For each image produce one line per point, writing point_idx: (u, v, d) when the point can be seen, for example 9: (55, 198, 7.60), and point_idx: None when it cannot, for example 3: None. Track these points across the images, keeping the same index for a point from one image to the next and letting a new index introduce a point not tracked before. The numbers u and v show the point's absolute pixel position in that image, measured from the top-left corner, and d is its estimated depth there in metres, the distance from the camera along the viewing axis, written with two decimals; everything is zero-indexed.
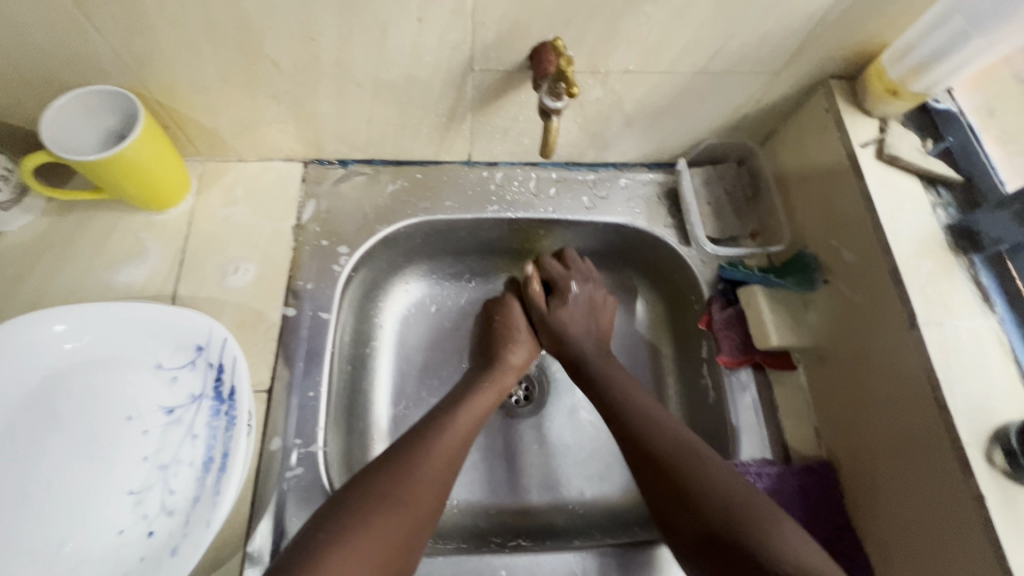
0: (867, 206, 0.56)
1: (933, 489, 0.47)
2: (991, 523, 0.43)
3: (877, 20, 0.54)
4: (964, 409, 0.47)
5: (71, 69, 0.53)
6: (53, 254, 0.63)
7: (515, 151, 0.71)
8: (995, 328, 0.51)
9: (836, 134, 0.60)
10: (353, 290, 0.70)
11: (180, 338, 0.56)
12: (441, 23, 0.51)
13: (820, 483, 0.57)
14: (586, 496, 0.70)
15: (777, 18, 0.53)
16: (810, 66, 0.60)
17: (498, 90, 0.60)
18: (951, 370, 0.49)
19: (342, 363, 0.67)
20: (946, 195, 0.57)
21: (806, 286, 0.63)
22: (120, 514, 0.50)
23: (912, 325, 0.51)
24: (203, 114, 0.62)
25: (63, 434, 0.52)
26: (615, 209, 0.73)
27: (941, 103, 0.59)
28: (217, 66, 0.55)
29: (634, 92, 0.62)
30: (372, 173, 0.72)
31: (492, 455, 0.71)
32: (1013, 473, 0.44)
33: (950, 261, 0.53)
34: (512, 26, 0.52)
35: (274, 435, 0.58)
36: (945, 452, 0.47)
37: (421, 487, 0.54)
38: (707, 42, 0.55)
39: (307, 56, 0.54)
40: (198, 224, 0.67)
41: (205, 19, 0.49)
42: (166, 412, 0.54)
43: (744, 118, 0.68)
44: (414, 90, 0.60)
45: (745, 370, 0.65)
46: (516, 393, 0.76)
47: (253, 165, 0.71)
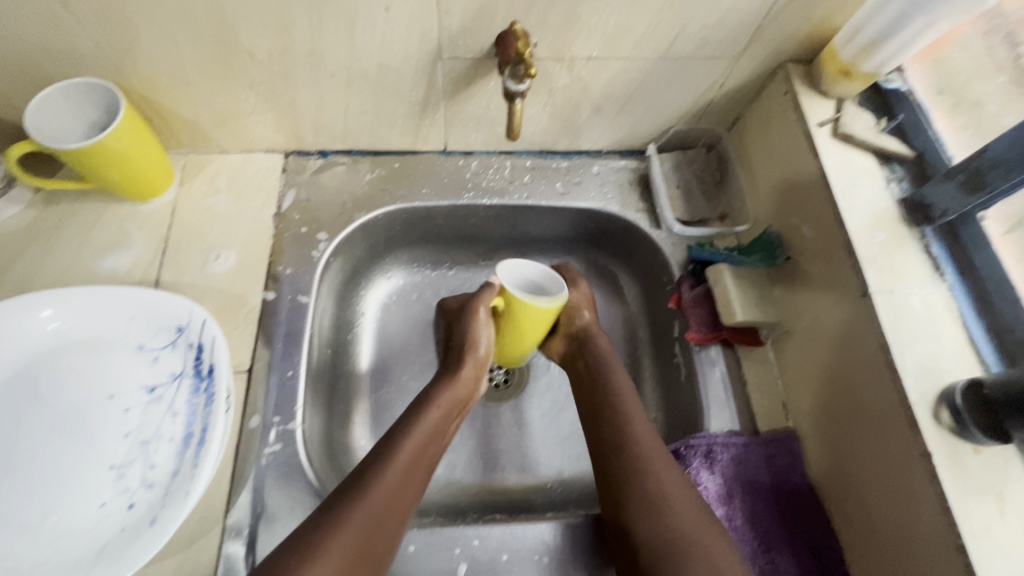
0: (823, 181, 0.58)
1: (891, 452, 0.49)
2: (937, 477, 0.45)
3: (828, 4, 0.56)
4: (914, 371, 0.49)
5: (54, 60, 0.55)
6: (39, 243, 0.65)
7: (489, 139, 0.74)
8: (946, 296, 0.53)
9: (795, 115, 0.63)
10: (332, 276, 0.72)
11: (162, 320, 0.58)
12: (408, 12, 0.53)
13: (786, 453, 0.60)
14: (564, 476, 0.71)
15: (730, 4, 0.55)
16: (768, 50, 0.62)
17: (468, 78, 0.62)
18: (902, 334, 0.50)
19: (323, 346, 0.69)
20: (899, 170, 0.60)
21: (769, 263, 0.65)
22: (101, 488, 0.52)
23: (865, 293, 0.52)
24: (185, 106, 0.64)
25: (46, 412, 0.54)
26: (588, 194, 0.75)
27: (893, 83, 0.63)
28: (195, 58, 0.57)
29: (600, 78, 0.64)
30: (350, 163, 0.74)
31: (472, 435, 0.73)
32: (959, 430, 0.46)
33: (902, 233, 0.55)
34: (477, 13, 0.54)
35: (254, 413, 0.60)
36: (895, 410, 0.49)
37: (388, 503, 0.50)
38: (666, 27, 0.57)
39: (281, 46, 0.56)
40: (181, 213, 0.69)
41: (181, 11, 0.51)
42: (147, 390, 0.56)
43: (709, 104, 0.70)
44: (386, 79, 0.62)
45: (713, 347, 0.67)
46: (495, 376, 0.77)
47: (235, 157, 0.73)
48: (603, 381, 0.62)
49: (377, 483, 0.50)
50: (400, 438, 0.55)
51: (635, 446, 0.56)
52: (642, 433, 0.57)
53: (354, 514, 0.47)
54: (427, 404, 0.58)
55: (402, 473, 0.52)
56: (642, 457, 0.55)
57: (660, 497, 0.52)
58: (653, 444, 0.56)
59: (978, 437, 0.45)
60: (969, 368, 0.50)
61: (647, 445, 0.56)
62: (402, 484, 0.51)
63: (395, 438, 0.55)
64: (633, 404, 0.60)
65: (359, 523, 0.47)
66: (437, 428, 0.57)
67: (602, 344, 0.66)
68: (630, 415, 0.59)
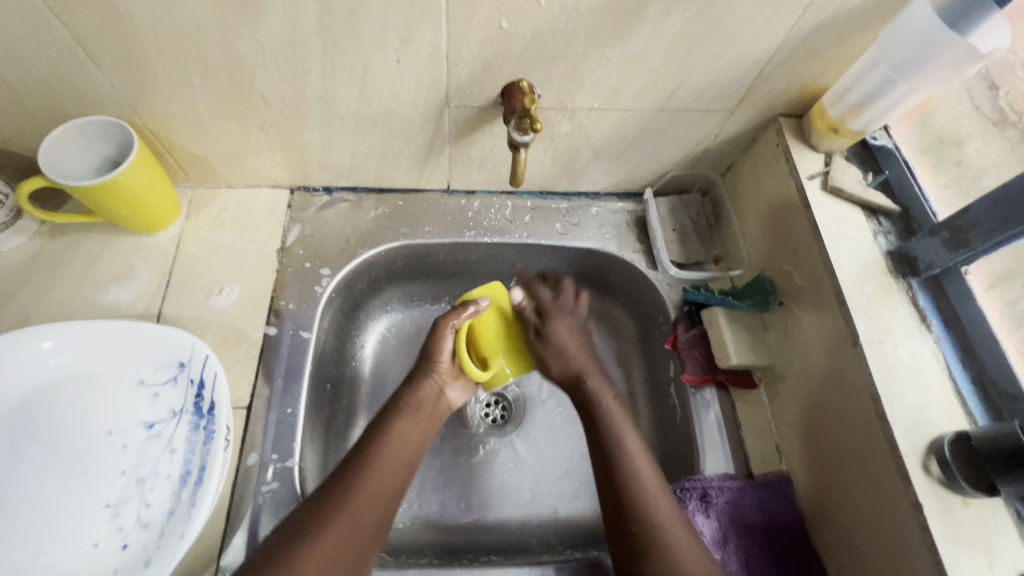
0: (814, 232, 0.61)
1: (881, 501, 0.50)
2: (928, 529, 0.46)
3: (817, 66, 0.59)
4: (904, 422, 0.50)
5: (70, 99, 0.57)
6: (43, 273, 0.65)
7: (492, 180, 0.76)
8: (932, 347, 0.55)
9: (786, 167, 0.65)
10: (334, 311, 0.73)
11: (163, 355, 0.58)
12: (418, 63, 0.55)
13: (779, 497, 0.60)
14: (559, 514, 0.72)
15: (725, 64, 0.58)
16: (760, 105, 0.65)
17: (473, 124, 0.65)
18: (892, 385, 0.52)
19: (322, 381, 0.70)
20: (886, 223, 0.62)
21: (763, 307, 0.68)
22: (96, 526, 0.52)
23: (855, 343, 0.54)
24: (196, 144, 0.65)
25: (42, 447, 0.53)
26: (587, 235, 0.77)
27: (879, 140, 0.66)
28: (209, 101, 0.59)
29: (600, 126, 0.66)
30: (355, 200, 0.76)
31: (467, 472, 0.73)
32: (948, 482, 0.47)
33: (890, 284, 0.58)
34: (484, 66, 0.56)
35: (252, 450, 0.60)
36: (886, 460, 0.50)
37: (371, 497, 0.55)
38: (664, 82, 0.60)
39: (294, 91, 0.58)
40: (186, 246, 0.70)
41: (200, 58, 0.53)
42: (146, 427, 0.56)
43: (704, 152, 0.73)
44: (394, 123, 0.64)
45: (709, 389, 0.68)
46: (491, 412, 0.78)
47: (242, 192, 0.74)
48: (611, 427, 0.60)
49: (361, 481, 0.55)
50: (371, 454, 0.57)
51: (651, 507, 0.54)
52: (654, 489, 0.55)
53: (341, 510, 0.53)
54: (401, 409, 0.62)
55: (370, 498, 0.55)
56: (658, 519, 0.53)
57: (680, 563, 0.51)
58: (669, 508, 0.54)
59: (967, 489, 0.46)
60: (956, 419, 0.51)
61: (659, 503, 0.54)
62: (376, 512, 0.54)
63: (363, 460, 0.57)
64: (633, 443, 0.59)
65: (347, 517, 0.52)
66: (409, 440, 0.60)
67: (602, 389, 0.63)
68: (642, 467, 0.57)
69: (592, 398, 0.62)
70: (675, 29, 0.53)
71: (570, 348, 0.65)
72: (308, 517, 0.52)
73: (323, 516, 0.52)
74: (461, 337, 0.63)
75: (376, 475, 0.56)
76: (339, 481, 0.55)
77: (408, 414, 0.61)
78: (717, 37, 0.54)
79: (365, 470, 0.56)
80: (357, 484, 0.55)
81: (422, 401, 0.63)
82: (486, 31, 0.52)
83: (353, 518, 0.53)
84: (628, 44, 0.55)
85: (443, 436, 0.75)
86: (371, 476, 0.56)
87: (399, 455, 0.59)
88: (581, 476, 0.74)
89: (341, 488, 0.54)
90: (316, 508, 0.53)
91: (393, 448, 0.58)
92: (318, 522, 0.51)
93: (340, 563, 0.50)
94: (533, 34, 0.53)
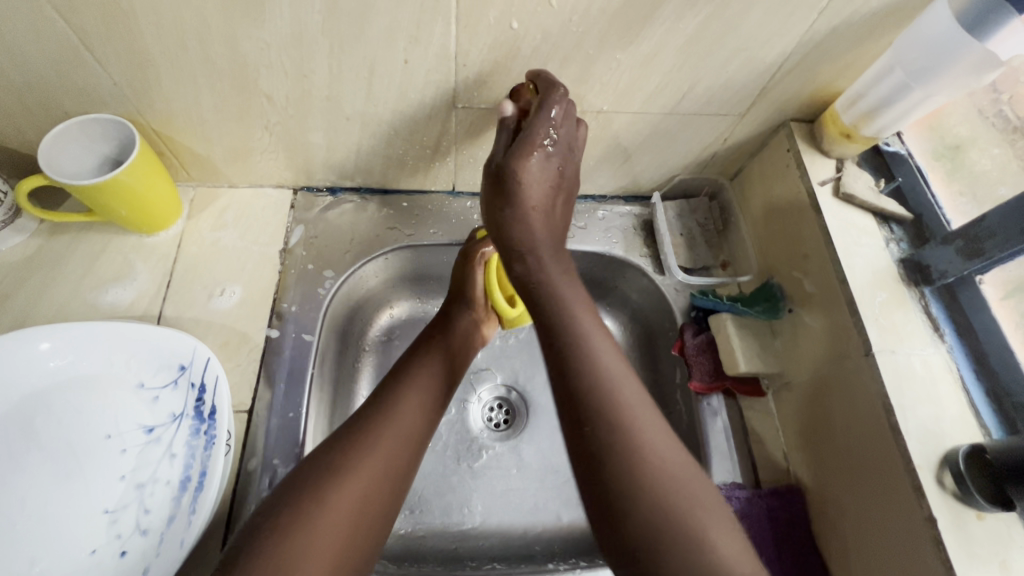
0: (825, 239, 0.60)
1: (893, 513, 0.50)
2: (942, 544, 0.45)
3: (830, 70, 0.58)
4: (917, 434, 0.49)
5: (71, 97, 0.56)
6: (42, 273, 0.64)
7: None
8: (945, 357, 0.54)
9: (797, 173, 0.65)
10: (337, 312, 0.72)
11: (164, 358, 0.57)
12: (426, 64, 0.55)
13: (788, 508, 0.60)
14: (564, 521, 0.71)
15: (738, 67, 0.57)
16: (771, 109, 0.64)
17: (480, 126, 0.64)
18: (905, 396, 0.51)
19: (323, 384, 0.69)
20: (898, 231, 0.61)
21: (773, 315, 0.67)
22: (93, 533, 0.51)
23: (867, 352, 0.53)
24: (198, 142, 0.64)
25: (39, 451, 0.52)
26: (593, 238, 0.76)
27: (892, 146, 0.65)
28: (212, 99, 0.58)
29: (609, 129, 0.65)
30: (359, 201, 0.75)
31: (470, 478, 0.72)
32: (962, 495, 0.47)
33: (902, 293, 0.57)
34: (493, 67, 0.55)
35: (253, 455, 0.59)
36: (900, 472, 0.49)
37: (385, 453, 0.53)
38: (675, 85, 0.59)
39: (299, 91, 0.57)
40: (187, 247, 0.69)
41: (204, 55, 0.52)
42: (146, 431, 0.55)
43: (713, 156, 0.72)
44: (400, 123, 0.63)
45: (716, 396, 0.68)
46: (495, 416, 0.77)
47: (244, 191, 0.73)
48: (573, 327, 0.47)
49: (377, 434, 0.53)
50: (385, 410, 0.55)
51: (621, 421, 0.43)
52: (634, 404, 0.45)
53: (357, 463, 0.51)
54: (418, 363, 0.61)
55: (398, 435, 0.54)
56: (634, 435, 0.43)
57: (657, 489, 0.41)
58: (651, 423, 0.44)
59: (981, 503, 0.46)
60: (969, 431, 0.51)
61: (636, 417, 0.44)
62: (403, 448, 0.54)
63: (390, 400, 0.57)
64: (631, 404, 0.44)
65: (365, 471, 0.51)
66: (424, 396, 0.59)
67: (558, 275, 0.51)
68: (620, 378, 0.46)
69: (549, 293, 0.50)
70: (688, 32, 0.52)
71: (532, 188, 0.51)
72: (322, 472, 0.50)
73: (334, 471, 0.50)
74: (490, 269, 0.69)
75: (408, 412, 0.56)
76: (369, 418, 0.55)
77: (440, 352, 0.63)
78: (731, 41, 0.53)
79: (394, 407, 0.56)
80: (385, 421, 0.54)
81: (455, 337, 0.66)
82: (496, 32, 0.51)
83: (369, 473, 0.51)
84: (640, 47, 0.54)
85: (446, 440, 0.74)
86: (400, 413, 0.56)
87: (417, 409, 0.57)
88: None
89: (369, 425, 0.54)
90: (344, 444, 0.52)
91: (422, 387, 0.59)
92: (331, 478, 0.49)
93: (354, 522, 0.48)
94: (544, 35, 0.52)
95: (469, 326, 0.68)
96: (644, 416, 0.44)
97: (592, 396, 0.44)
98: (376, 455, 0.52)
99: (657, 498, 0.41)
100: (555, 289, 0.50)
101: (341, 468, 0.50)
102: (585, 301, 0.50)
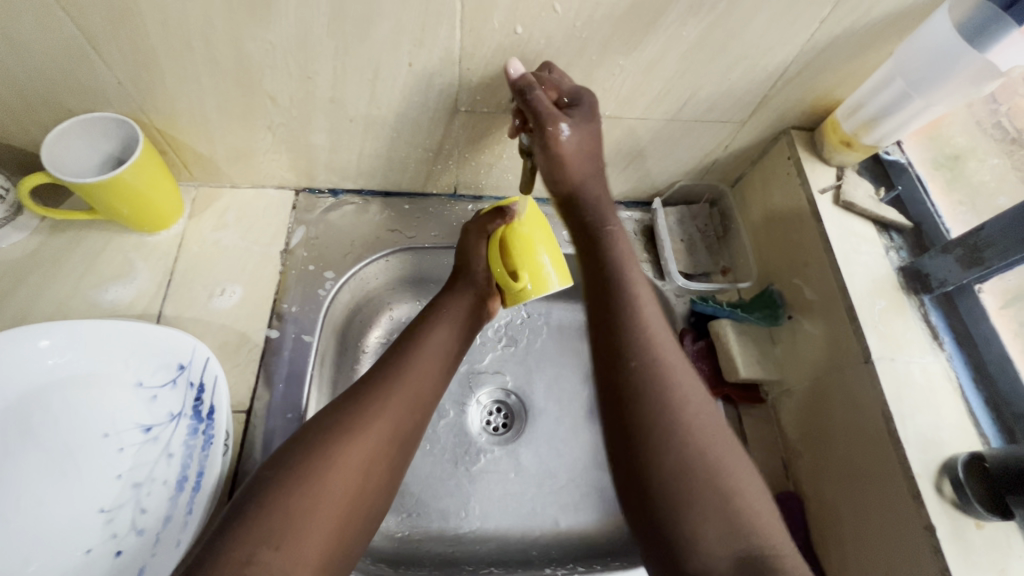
0: (825, 246, 0.60)
1: (892, 521, 0.50)
2: (940, 552, 0.45)
3: (831, 79, 0.59)
4: (916, 442, 0.50)
5: (75, 96, 0.56)
6: (42, 271, 0.64)
7: (499, 186, 0.75)
8: (944, 365, 0.54)
9: (798, 180, 0.65)
10: (336, 313, 0.72)
11: (163, 357, 0.57)
12: (430, 67, 0.55)
13: (786, 515, 0.59)
14: (561, 526, 0.71)
15: (739, 75, 0.57)
16: (772, 116, 0.65)
17: (483, 129, 0.64)
18: (904, 404, 0.51)
19: (321, 386, 0.68)
20: (898, 239, 0.62)
21: (773, 321, 0.67)
22: (89, 532, 0.51)
23: (867, 359, 0.53)
24: (201, 142, 0.64)
25: (36, 449, 0.52)
26: None
27: (892, 155, 0.66)
28: (217, 100, 0.58)
29: (611, 134, 0.66)
30: (361, 203, 0.75)
31: (468, 482, 0.72)
32: (961, 504, 0.47)
33: (902, 301, 0.57)
34: (497, 71, 0.56)
35: (251, 456, 0.58)
36: (898, 480, 0.49)
37: (405, 401, 0.54)
38: (677, 92, 0.59)
39: (303, 92, 0.57)
40: (188, 246, 0.69)
41: (209, 56, 0.52)
42: (144, 430, 0.55)
43: (714, 162, 0.72)
44: (403, 126, 0.63)
45: (715, 403, 0.67)
46: (494, 420, 0.77)
47: (246, 192, 0.73)
48: (621, 284, 0.51)
49: (400, 381, 0.55)
50: (405, 360, 0.57)
51: (659, 368, 0.47)
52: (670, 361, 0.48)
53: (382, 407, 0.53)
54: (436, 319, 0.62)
55: (406, 398, 0.55)
56: (669, 379, 0.47)
57: (688, 439, 0.45)
58: (685, 373, 0.48)
59: (980, 512, 0.46)
60: (969, 440, 0.51)
61: (669, 366, 0.48)
62: (410, 411, 0.54)
63: (398, 363, 0.57)
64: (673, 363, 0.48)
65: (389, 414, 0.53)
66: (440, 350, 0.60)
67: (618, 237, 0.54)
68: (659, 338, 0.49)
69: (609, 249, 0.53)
70: (690, 39, 0.53)
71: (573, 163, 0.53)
72: (339, 414, 0.51)
73: (355, 413, 0.51)
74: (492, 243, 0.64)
75: (416, 377, 0.56)
76: (383, 369, 0.56)
77: (446, 321, 0.62)
78: (733, 48, 0.54)
79: (415, 355, 0.58)
80: (394, 383, 0.55)
81: (461, 311, 0.64)
82: (500, 36, 0.52)
83: (392, 417, 0.53)
84: (643, 54, 0.54)
85: (444, 443, 0.74)
86: (408, 376, 0.56)
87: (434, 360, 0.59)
88: (584, 487, 0.73)
89: (378, 386, 0.54)
90: (353, 403, 0.52)
91: (429, 354, 0.59)
92: (356, 418, 0.51)
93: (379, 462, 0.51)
94: (547, 40, 0.52)
95: (476, 300, 0.65)
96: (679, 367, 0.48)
97: (636, 347, 0.48)
98: (385, 416, 0.52)
99: (690, 446, 0.44)
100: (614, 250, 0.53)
101: (363, 411, 0.52)
102: (637, 262, 0.53)
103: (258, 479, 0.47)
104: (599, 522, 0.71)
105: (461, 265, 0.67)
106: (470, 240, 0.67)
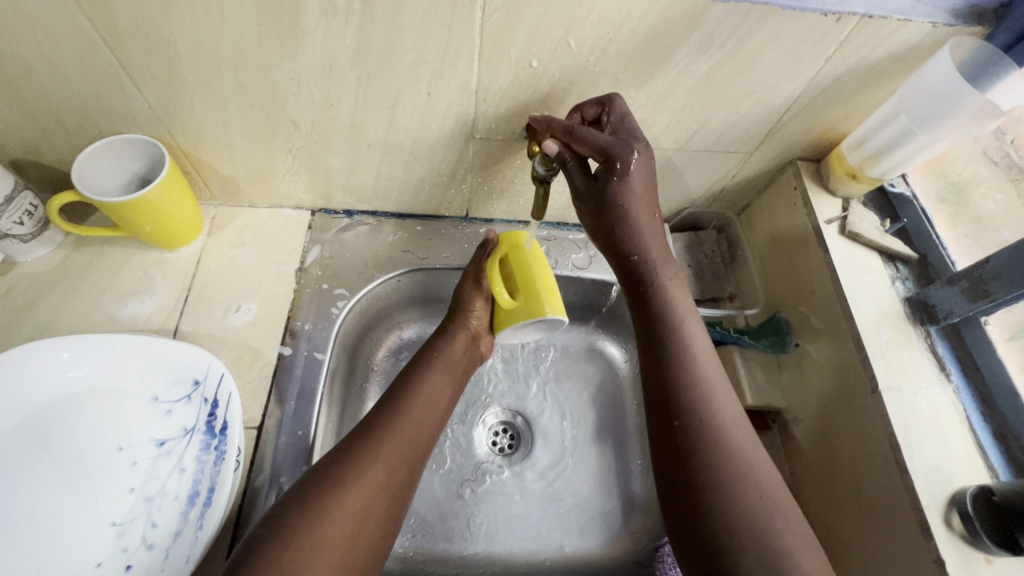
0: (831, 276, 0.61)
1: (900, 553, 0.49)
2: None
3: (838, 112, 0.60)
4: (924, 474, 0.50)
5: (106, 118, 0.58)
6: (64, 285, 0.66)
7: (510, 209, 0.77)
8: (952, 397, 0.55)
9: (803, 210, 0.66)
10: (348, 332, 0.73)
11: (179, 372, 0.58)
12: (448, 97, 0.57)
13: None
14: (565, 551, 0.70)
15: (747, 108, 0.59)
16: (779, 148, 0.66)
17: (496, 156, 0.66)
18: (912, 435, 0.51)
19: (331, 404, 0.69)
20: (904, 269, 0.63)
21: (780, 348, 0.68)
22: (100, 545, 0.51)
23: (874, 390, 0.54)
24: (224, 163, 0.66)
25: (52, 461, 0.53)
26: (602, 267, 0.77)
27: (897, 187, 0.67)
28: (242, 125, 0.60)
29: None
30: (374, 224, 0.77)
31: (473, 504, 0.72)
32: (970, 537, 0.47)
33: (908, 331, 0.58)
34: (511, 102, 0.58)
35: (261, 471, 0.59)
36: (907, 513, 0.49)
37: (414, 427, 0.57)
38: (686, 123, 0.61)
39: (325, 118, 0.60)
40: (206, 263, 0.70)
41: (237, 83, 0.55)
42: (157, 444, 0.56)
43: (721, 191, 0.74)
44: (420, 151, 0.65)
45: None
46: (500, 441, 0.77)
47: (264, 211, 0.75)
48: (677, 333, 0.55)
49: (409, 407, 0.58)
50: (415, 385, 0.60)
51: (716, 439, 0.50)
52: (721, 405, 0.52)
53: (397, 432, 0.55)
54: (436, 354, 0.64)
55: (399, 447, 0.55)
56: (726, 445, 0.50)
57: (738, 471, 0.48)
58: (741, 435, 0.51)
59: (990, 547, 0.46)
60: (978, 473, 0.51)
61: (734, 440, 0.50)
62: (403, 463, 0.54)
63: (392, 411, 0.57)
64: (724, 405, 0.52)
65: (403, 438, 0.55)
66: (443, 383, 0.62)
67: (668, 283, 0.58)
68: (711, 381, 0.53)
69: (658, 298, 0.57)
70: (700, 74, 0.54)
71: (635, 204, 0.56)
72: (357, 439, 0.54)
73: (371, 438, 0.54)
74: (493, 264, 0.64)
75: (409, 426, 0.56)
76: (394, 396, 0.59)
77: (440, 365, 0.63)
78: (740, 83, 0.56)
79: (422, 384, 0.60)
80: (387, 434, 0.55)
81: (455, 355, 0.64)
82: (517, 68, 0.54)
83: (405, 440, 0.55)
84: (653, 87, 0.56)
85: (450, 463, 0.74)
86: (402, 426, 0.56)
87: (439, 393, 0.61)
88: (588, 511, 0.73)
89: (376, 431, 0.55)
90: (346, 456, 0.52)
91: (423, 402, 0.59)
92: (371, 441, 0.54)
93: (395, 484, 0.53)
94: (562, 73, 0.54)
95: (467, 343, 0.66)
96: (733, 417, 0.51)
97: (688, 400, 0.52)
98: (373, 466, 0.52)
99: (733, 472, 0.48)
100: (662, 294, 0.57)
101: (378, 435, 0.54)
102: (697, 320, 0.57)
103: (254, 534, 0.47)
104: (603, 547, 0.71)
105: (455, 311, 0.67)
106: (467, 286, 0.67)
